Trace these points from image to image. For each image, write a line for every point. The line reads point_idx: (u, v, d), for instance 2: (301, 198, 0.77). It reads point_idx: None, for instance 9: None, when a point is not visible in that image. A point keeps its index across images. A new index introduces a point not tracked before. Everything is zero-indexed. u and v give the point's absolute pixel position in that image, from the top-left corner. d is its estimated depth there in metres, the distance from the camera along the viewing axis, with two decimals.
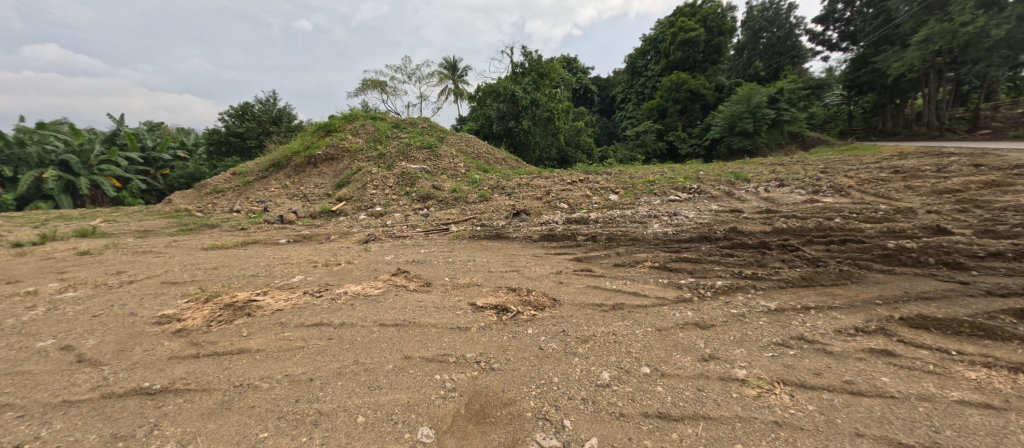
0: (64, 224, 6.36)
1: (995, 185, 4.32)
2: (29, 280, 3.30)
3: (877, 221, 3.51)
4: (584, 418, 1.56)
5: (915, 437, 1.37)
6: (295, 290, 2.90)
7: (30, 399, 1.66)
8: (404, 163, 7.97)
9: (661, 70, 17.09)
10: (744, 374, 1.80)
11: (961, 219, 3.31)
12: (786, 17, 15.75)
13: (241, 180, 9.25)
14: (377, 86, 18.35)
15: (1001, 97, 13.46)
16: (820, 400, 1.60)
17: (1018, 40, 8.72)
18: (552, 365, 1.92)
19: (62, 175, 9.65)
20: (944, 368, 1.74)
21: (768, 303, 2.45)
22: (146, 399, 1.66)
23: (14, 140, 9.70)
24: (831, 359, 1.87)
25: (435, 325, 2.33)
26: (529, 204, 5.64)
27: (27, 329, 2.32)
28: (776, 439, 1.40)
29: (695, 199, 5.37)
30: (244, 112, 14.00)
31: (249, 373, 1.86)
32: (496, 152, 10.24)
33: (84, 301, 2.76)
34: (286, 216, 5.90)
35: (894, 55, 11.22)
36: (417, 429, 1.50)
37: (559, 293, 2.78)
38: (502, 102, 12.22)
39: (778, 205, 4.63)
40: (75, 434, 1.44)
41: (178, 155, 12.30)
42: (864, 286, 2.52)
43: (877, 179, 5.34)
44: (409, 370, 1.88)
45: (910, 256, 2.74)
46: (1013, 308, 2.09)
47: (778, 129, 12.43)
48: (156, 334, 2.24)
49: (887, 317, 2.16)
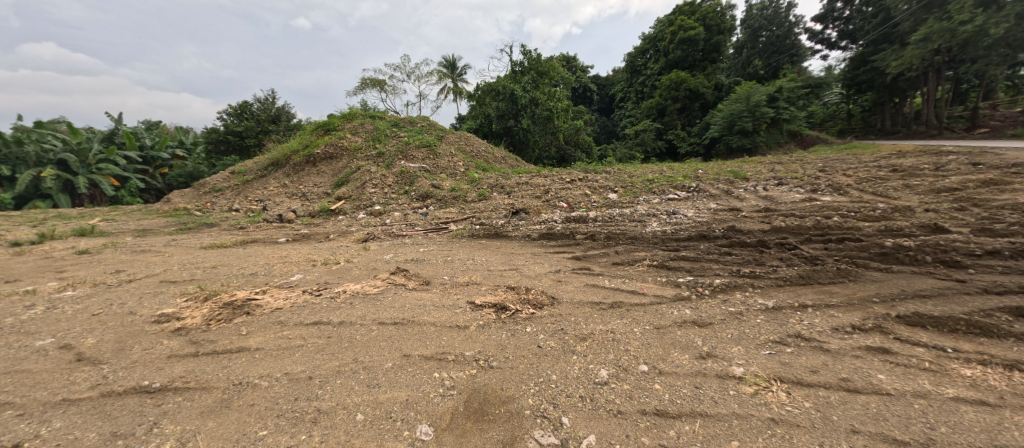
0: (63, 224, 6.31)
1: (993, 183, 4.33)
2: (27, 280, 3.28)
3: (874, 220, 3.52)
4: (581, 415, 1.57)
5: (910, 434, 1.38)
6: (294, 289, 2.90)
7: (30, 398, 1.66)
8: (403, 162, 7.96)
9: (661, 69, 17.04)
10: (741, 371, 1.81)
11: (959, 218, 3.32)
12: (786, 15, 15.76)
13: (241, 179, 9.19)
14: (376, 85, 18.28)
15: (1000, 95, 13.53)
16: (816, 398, 1.61)
17: (1017, 38, 8.81)
18: (550, 363, 1.92)
19: (61, 174, 9.61)
20: (939, 365, 1.76)
21: (765, 302, 2.46)
22: (145, 398, 1.66)
23: (12, 139, 9.67)
24: (827, 357, 1.88)
25: (434, 324, 2.33)
26: (528, 203, 5.63)
27: (26, 329, 2.31)
28: (772, 435, 1.42)
29: (694, 198, 5.37)
30: (243, 111, 13.96)
31: (249, 371, 1.87)
32: (495, 151, 10.21)
33: (83, 300, 2.75)
34: (285, 216, 5.88)
35: (894, 53, 11.22)
36: (416, 427, 1.50)
37: (558, 291, 2.79)
38: (502, 101, 12.24)
39: (776, 204, 4.61)
40: (75, 433, 1.45)
41: (176, 154, 12.26)
42: (860, 284, 2.54)
43: (875, 177, 5.36)
44: (407, 368, 1.88)
45: (907, 254, 2.75)
46: (1009, 306, 2.10)
47: (777, 128, 12.45)
48: (156, 333, 2.24)
49: (884, 316, 2.18)
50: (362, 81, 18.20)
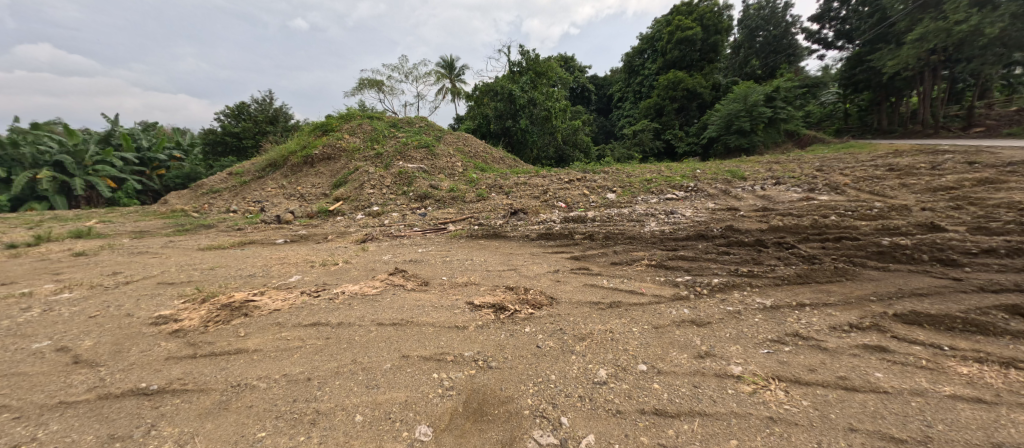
0: (58, 225, 6.31)
1: (989, 181, 4.36)
2: (23, 281, 3.28)
3: (871, 218, 3.54)
4: (581, 415, 1.57)
5: (907, 432, 1.38)
6: (292, 290, 2.90)
7: (26, 401, 1.65)
8: (401, 162, 7.97)
9: (658, 69, 17.07)
10: (740, 371, 1.81)
11: (955, 216, 3.35)
12: (783, 16, 15.93)
13: (238, 180, 9.19)
14: (374, 85, 18.24)
15: (995, 94, 13.63)
16: (814, 396, 1.61)
17: (1012, 38, 8.85)
18: (549, 363, 1.92)
19: (57, 176, 9.55)
20: (936, 363, 1.76)
21: (763, 300, 2.48)
22: (142, 400, 1.65)
23: (7, 140, 9.63)
24: (825, 355, 1.89)
25: (432, 324, 2.33)
26: (526, 203, 5.64)
27: (23, 331, 2.31)
28: (771, 434, 1.42)
29: (692, 197, 5.40)
30: (240, 112, 14.01)
31: (247, 373, 1.86)
32: (493, 151, 10.22)
33: (80, 302, 2.74)
34: (283, 216, 5.88)
35: (890, 53, 11.28)
36: (415, 428, 1.50)
37: (556, 291, 2.79)
38: (500, 101, 12.29)
39: (774, 203, 4.63)
40: (72, 435, 1.45)
41: (173, 155, 12.23)
42: (859, 283, 2.54)
43: (872, 177, 5.34)
44: (407, 369, 1.88)
45: (904, 253, 2.76)
46: (1005, 304, 2.11)
47: (774, 127, 12.53)
48: (153, 335, 2.23)
49: (881, 314, 2.19)
50: (360, 81, 18.19)
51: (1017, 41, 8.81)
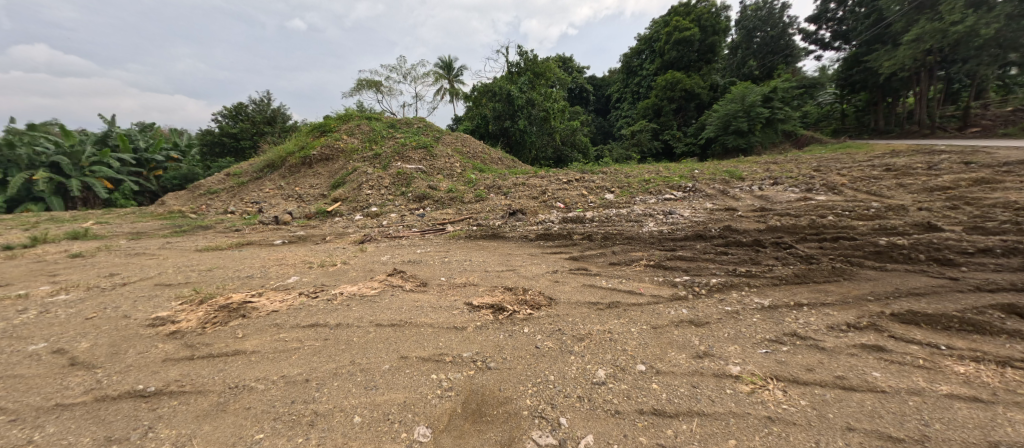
0: (55, 227, 6.28)
1: (984, 181, 4.39)
2: (20, 283, 3.26)
3: (868, 218, 3.56)
4: (580, 416, 1.57)
5: (905, 431, 1.39)
6: (290, 291, 2.89)
7: (22, 403, 1.64)
8: (399, 163, 7.98)
9: (656, 70, 17.12)
10: (738, 371, 1.82)
11: (952, 216, 3.36)
12: (779, 17, 16.04)
13: (236, 180, 9.20)
14: (372, 85, 18.20)
15: (990, 95, 13.72)
16: (812, 396, 1.62)
17: (1007, 39, 8.91)
18: (548, 364, 1.93)
19: (53, 177, 9.50)
20: (933, 362, 1.77)
21: (761, 300, 2.49)
22: (140, 402, 1.64)
23: (3, 141, 9.58)
24: (823, 355, 1.90)
25: (431, 325, 2.33)
26: (525, 203, 5.65)
27: (19, 333, 2.29)
28: (769, 434, 1.42)
29: (690, 197, 5.41)
30: (238, 112, 14.03)
31: (245, 374, 1.85)
32: (492, 152, 10.23)
33: (77, 304, 2.73)
34: (281, 217, 5.87)
35: (886, 53, 11.34)
36: (415, 429, 1.50)
37: (555, 292, 2.79)
38: (498, 102, 12.25)
39: (772, 203, 4.65)
40: (69, 438, 1.44)
41: (170, 156, 12.18)
42: (856, 283, 2.55)
43: (869, 177, 5.37)
44: (406, 370, 1.88)
45: (901, 252, 2.77)
46: (1001, 303, 2.12)
47: (772, 128, 12.56)
48: (150, 337, 2.21)
49: (878, 313, 2.19)
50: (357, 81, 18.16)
51: (1012, 42, 8.88)
